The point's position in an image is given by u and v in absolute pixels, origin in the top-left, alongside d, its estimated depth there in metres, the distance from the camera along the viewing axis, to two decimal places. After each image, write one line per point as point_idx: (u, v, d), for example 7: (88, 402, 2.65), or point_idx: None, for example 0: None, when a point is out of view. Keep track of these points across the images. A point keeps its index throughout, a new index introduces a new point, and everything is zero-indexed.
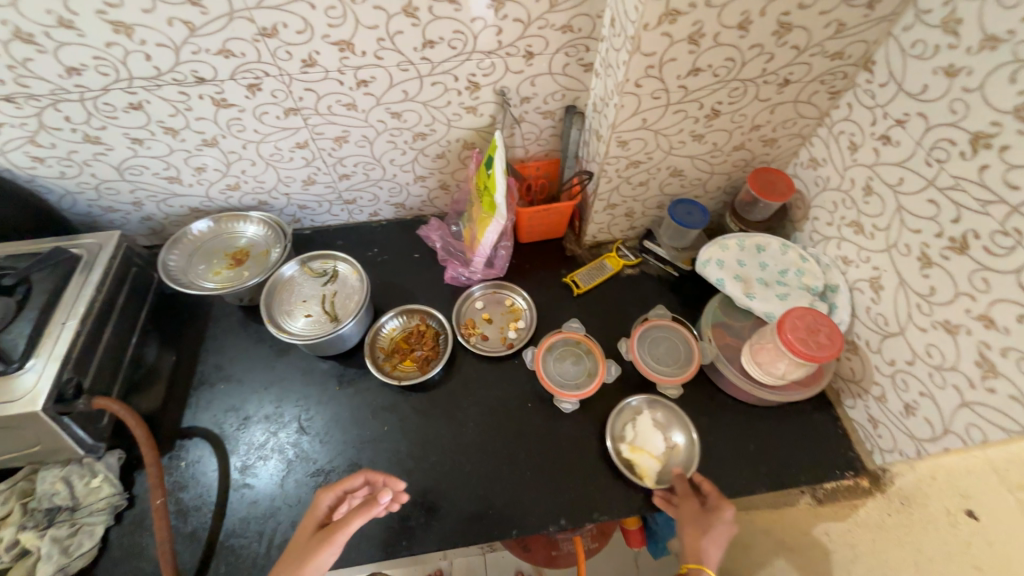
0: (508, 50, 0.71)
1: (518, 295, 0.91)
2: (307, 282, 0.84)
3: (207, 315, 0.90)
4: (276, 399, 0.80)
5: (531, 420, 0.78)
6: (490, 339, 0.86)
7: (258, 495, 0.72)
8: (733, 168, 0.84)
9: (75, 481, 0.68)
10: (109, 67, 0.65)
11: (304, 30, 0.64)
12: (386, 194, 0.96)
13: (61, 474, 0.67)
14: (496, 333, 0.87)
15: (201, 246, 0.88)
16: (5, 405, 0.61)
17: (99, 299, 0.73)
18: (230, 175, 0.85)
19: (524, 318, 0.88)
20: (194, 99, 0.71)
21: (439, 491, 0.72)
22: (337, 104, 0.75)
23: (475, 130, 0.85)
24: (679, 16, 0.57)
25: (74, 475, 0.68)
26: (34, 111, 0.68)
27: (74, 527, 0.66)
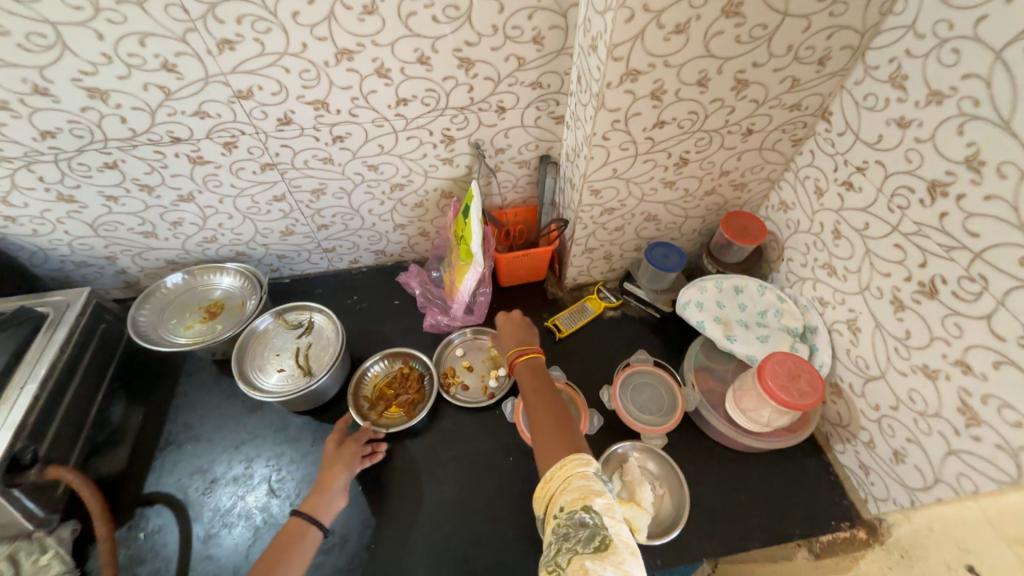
0: (480, 106, 0.73)
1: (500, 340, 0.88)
2: (282, 335, 0.82)
3: (177, 370, 0.86)
4: (246, 459, 0.77)
5: (512, 475, 0.75)
6: (471, 389, 0.83)
7: (222, 567, 0.67)
8: (706, 212, 0.85)
9: (24, 558, 0.62)
10: (84, 130, 0.65)
11: (279, 92, 0.66)
12: (366, 242, 0.96)
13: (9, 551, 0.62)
14: (477, 381, 0.84)
15: (175, 299, 0.86)
16: None
17: (62, 359, 0.70)
18: (207, 229, 0.85)
19: (505, 364, 0.85)
20: (170, 157, 0.72)
21: (415, 556, 0.68)
22: (314, 159, 0.77)
23: (452, 180, 0.86)
24: (640, 75, 0.59)
25: (21, 551, 0.63)
26: (7, 173, 0.69)
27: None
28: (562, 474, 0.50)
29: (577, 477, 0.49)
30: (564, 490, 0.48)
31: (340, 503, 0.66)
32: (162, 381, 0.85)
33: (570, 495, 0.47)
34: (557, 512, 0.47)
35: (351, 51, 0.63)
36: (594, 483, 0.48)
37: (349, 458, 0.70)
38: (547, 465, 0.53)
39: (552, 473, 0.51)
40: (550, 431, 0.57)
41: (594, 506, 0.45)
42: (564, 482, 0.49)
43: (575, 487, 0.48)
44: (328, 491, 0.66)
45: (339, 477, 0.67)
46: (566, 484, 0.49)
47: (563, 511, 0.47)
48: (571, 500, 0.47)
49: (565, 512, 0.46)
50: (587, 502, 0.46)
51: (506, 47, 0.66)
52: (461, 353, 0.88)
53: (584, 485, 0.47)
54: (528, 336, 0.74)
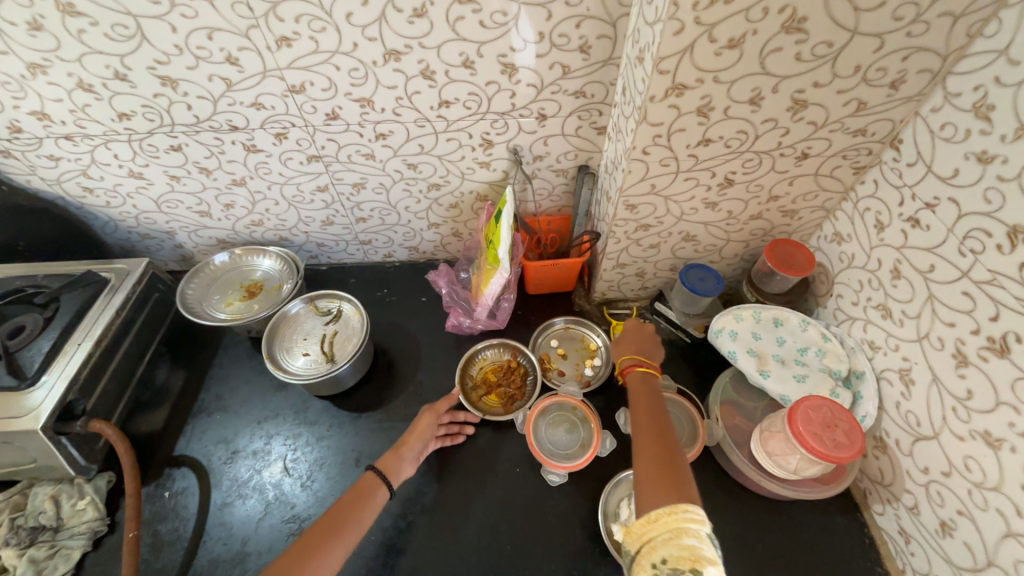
0: (521, 112, 0.73)
1: (594, 332, 0.90)
2: (311, 320, 0.85)
3: (216, 342, 0.92)
4: (266, 435, 0.80)
5: (517, 487, 0.74)
6: (566, 376, 0.85)
7: (232, 536, 0.71)
8: (750, 237, 0.80)
9: (67, 502, 0.70)
10: (155, 114, 0.71)
11: (329, 88, 0.69)
12: (400, 238, 0.98)
13: (53, 495, 0.69)
14: (572, 369, 0.86)
15: (220, 276, 0.91)
16: (12, 419, 0.65)
17: (116, 322, 0.77)
18: (255, 213, 0.90)
19: (599, 355, 0.87)
20: (228, 144, 0.77)
21: (411, 555, 0.68)
22: (357, 154, 0.79)
23: (489, 183, 0.86)
24: (686, 90, 0.56)
25: (63, 496, 0.70)
26: (88, 148, 0.76)
27: (55, 548, 0.67)
28: (668, 521, 0.43)
29: (686, 531, 0.42)
30: (667, 539, 0.42)
31: (408, 471, 0.66)
32: (201, 351, 0.91)
33: (675, 549, 0.41)
34: (655, 561, 0.42)
35: (399, 52, 0.64)
36: (707, 546, 0.41)
37: (427, 427, 0.72)
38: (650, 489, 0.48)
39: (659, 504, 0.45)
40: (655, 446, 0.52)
41: (705, 573, 0.39)
42: (670, 532, 0.43)
43: (683, 542, 0.41)
44: (400, 455, 0.66)
45: (413, 443, 0.69)
46: (671, 534, 0.43)
47: (663, 563, 0.41)
48: (675, 554, 0.41)
49: (666, 566, 0.41)
50: (697, 566, 0.40)
51: (552, 54, 0.65)
52: (554, 343, 0.89)
53: (697, 547, 0.41)
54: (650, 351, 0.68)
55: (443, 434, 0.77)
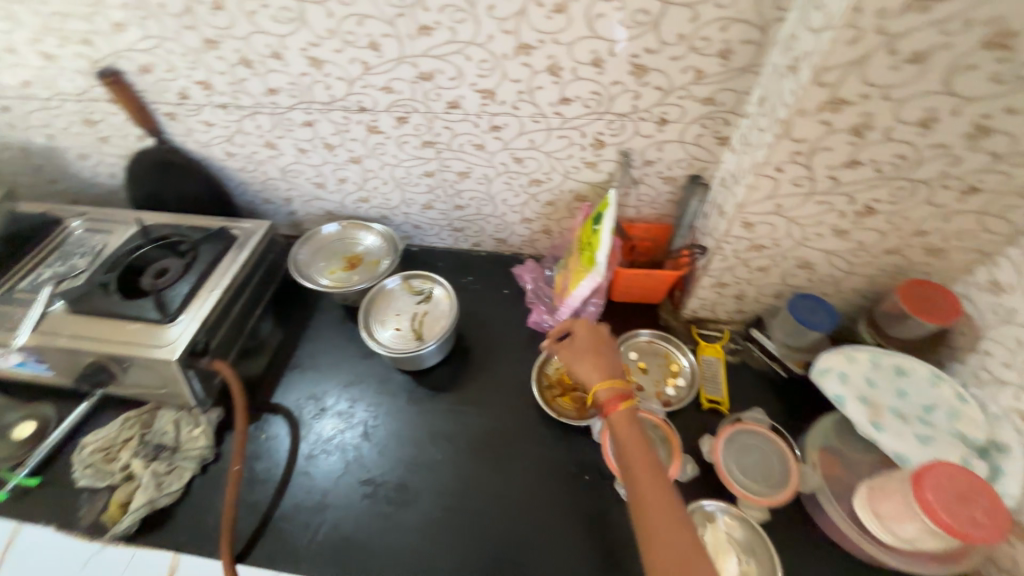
0: (641, 115, 0.71)
1: (679, 351, 0.86)
2: (404, 298, 0.89)
3: (315, 306, 0.99)
4: (351, 398, 0.86)
5: (583, 494, 0.72)
6: (644, 391, 0.82)
7: (313, 486, 0.75)
8: (879, 273, 0.72)
9: (184, 429, 0.79)
10: (298, 91, 0.78)
11: (456, 77, 0.71)
12: (492, 228, 1.00)
13: (174, 422, 0.79)
14: (651, 386, 0.83)
15: (327, 245, 0.98)
16: (155, 348, 0.74)
17: (240, 275, 0.85)
18: (364, 190, 0.95)
19: (682, 376, 0.84)
20: (354, 124, 0.82)
21: (473, 539, 0.69)
22: (468, 143, 0.81)
23: (591, 185, 0.85)
24: (845, 106, 0.51)
25: (181, 424, 0.79)
26: (237, 118, 0.85)
27: (172, 466, 0.75)
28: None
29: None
30: None
31: None
32: (301, 312, 0.99)
33: None
34: None
35: (531, 47, 0.65)
36: None
37: None
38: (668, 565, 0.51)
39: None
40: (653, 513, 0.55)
41: None
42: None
43: None
44: None
45: None
46: None
47: None
48: None
49: None
50: None
51: (688, 58, 0.63)
52: (634, 355, 0.86)
53: None
54: (612, 361, 0.71)
55: None
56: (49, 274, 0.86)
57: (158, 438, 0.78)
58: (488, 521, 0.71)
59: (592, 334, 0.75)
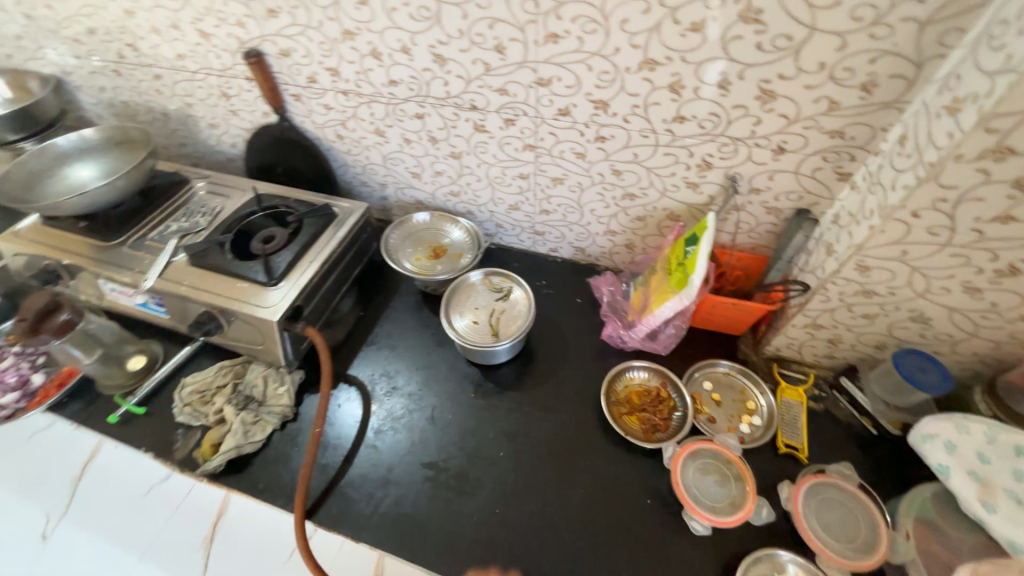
0: (759, 141, 0.69)
1: (757, 389, 0.83)
2: (483, 293, 0.91)
3: (395, 289, 1.04)
4: (421, 382, 0.89)
5: (643, 518, 0.71)
6: (716, 424, 0.79)
7: (380, 459, 0.79)
8: (1008, 339, 0.66)
9: (269, 385, 0.85)
10: (416, 85, 0.82)
11: (573, 85, 0.72)
12: (574, 236, 1.00)
13: (261, 378, 0.85)
14: (724, 419, 0.80)
15: (415, 232, 1.03)
16: (259, 307, 0.80)
17: (337, 251, 0.91)
18: (457, 184, 0.99)
19: (759, 415, 0.80)
20: (462, 120, 0.85)
21: (529, 543, 0.70)
22: (570, 151, 0.82)
23: (687, 205, 0.83)
24: (1010, 156, 0.47)
25: (267, 380, 0.85)
26: (355, 104, 0.90)
27: (256, 418, 0.81)
28: None
29: None
30: None
31: None
32: (381, 293, 1.04)
33: None
34: None
35: (657, 63, 0.65)
36: None
37: None
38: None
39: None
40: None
41: None
42: None
43: None
44: None
45: None
46: None
47: None
48: None
49: None
50: None
51: (824, 88, 0.60)
52: (708, 385, 0.84)
53: None
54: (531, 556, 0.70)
55: None
56: (175, 227, 0.95)
57: (246, 390, 0.85)
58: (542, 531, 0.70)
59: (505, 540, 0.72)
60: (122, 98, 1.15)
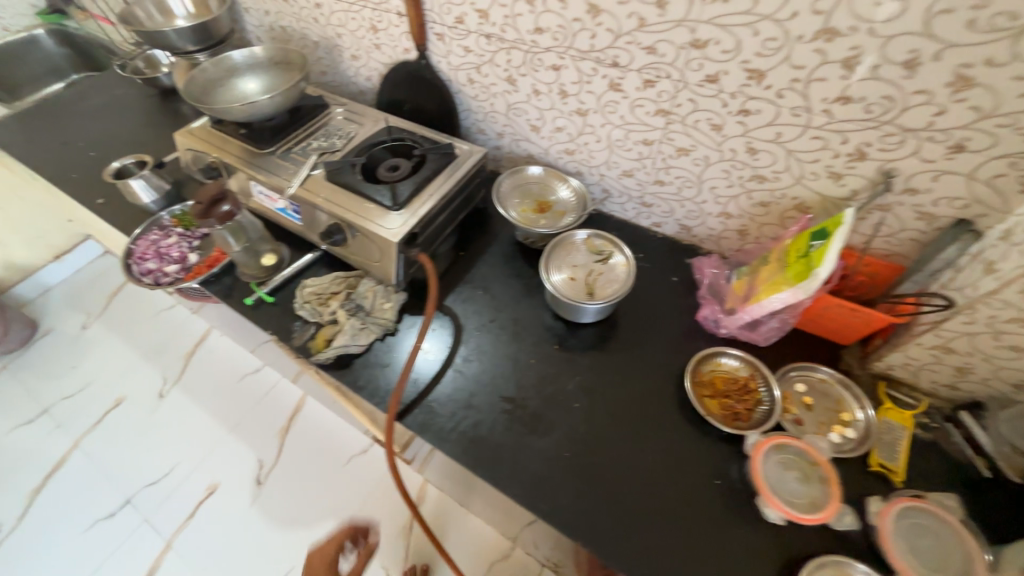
0: (933, 134, 0.63)
1: (857, 403, 0.78)
2: (583, 252, 0.91)
3: (495, 236, 1.09)
4: (509, 324, 0.94)
5: (710, 494, 0.72)
6: (803, 427, 0.76)
7: (466, 382, 0.85)
8: None
9: (377, 300, 0.94)
10: (562, 35, 0.82)
11: (730, 51, 0.69)
12: (683, 213, 0.98)
13: (370, 293, 0.95)
14: (813, 425, 0.77)
15: (524, 184, 1.05)
16: (383, 226, 0.88)
17: (454, 188, 0.96)
18: (574, 142, 0.99)
19: (853, 429, 0.76)
20: (598, 77, 0.85)
21: (595, 489, 0.73)
22: (705, 122, 0.80)
23: (823, 196, 0.78)
24: None
25: (375, 296, 0.94)
26: (495, 49, 0.93)
27: (363, 326, 0.91)
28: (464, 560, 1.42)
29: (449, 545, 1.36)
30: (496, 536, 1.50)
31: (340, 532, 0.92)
32: (482, 237, 1.09)
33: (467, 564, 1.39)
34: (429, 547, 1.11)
35: (837, 33, 0.60)
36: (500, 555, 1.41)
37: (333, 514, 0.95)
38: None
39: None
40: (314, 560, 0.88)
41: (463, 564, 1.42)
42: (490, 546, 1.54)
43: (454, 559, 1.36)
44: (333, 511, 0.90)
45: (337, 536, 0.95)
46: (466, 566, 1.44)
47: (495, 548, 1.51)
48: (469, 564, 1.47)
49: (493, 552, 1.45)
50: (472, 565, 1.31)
51: None
52: (801, 388, 0.80)
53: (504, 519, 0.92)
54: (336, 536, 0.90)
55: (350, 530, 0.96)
56: (315, 145, 1.05)
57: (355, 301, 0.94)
58: (608, 480, 0.73)
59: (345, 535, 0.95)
60: (282, 23, 1.26)
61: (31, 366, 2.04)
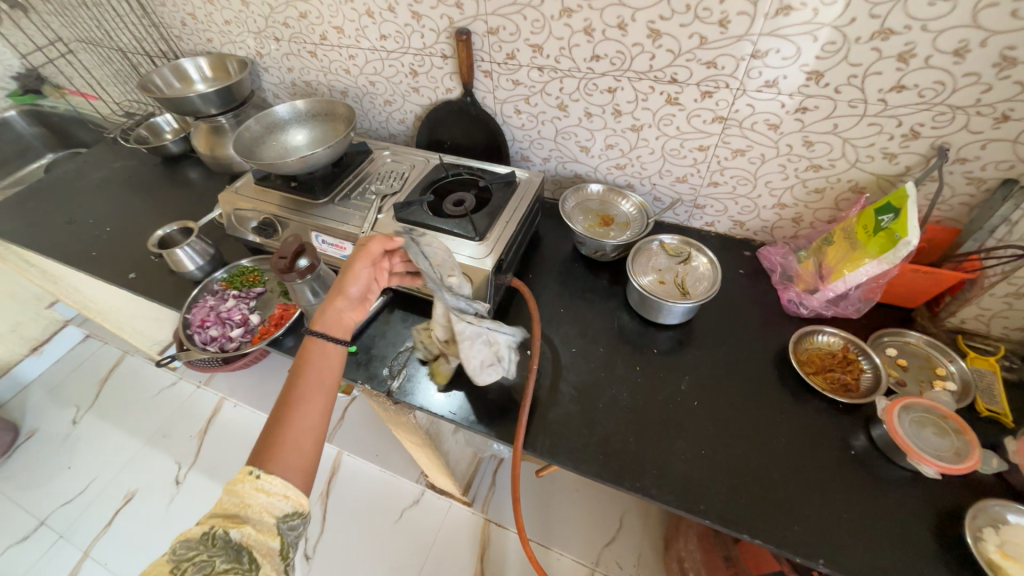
0: (981, 109, 0.72)
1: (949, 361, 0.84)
2: (664, 256, 0.98)
3: (557, 255, 1.12)
4: (600, 336, 0.95)
5: (850, 467, 0.74)
6: (909, 387, 0.82)
7: (580, 399, 0.85)
8: None
9: (405, 241, 0.79)
10: (620, 59, 0.89)
11: (790, 57, 0.77)
12: (736, 210, 1.04)
13: (406, 240, 0.79)
14: (915, 384, 0.82)
15: (582, 202, 1.09)
16: (472, 256, 0.89)
17: (525, 213, 0.99)
18: (625, 157, 1.05)
19: (952, 382, 0.82)
20: (655, 93, 0.91)
21: (742, 482, 0.74)
22: (763, 123, 0.87)
23: (877, 176, 0.86)
24: None
25: (412, 256, 0.78)
26: (547, 80, 0.98)
27: (450, 275, 0.82)
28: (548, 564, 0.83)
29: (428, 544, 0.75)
30: None
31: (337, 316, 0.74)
32: (546, 258, 1.11)
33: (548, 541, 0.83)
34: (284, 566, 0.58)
35: (892, 32, 0.70)
36: None
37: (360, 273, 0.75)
38: (257, 505, 0.58)
39: (233, 494, 0.58)
40: (298, 397, 0.65)
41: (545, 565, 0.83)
42: None
43: None
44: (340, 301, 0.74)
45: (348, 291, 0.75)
46: None
47: None
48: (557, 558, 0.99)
49: None
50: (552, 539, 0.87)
51: None
52: (892, 352, 0.86)
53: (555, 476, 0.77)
54: (314, 366, 0.68)
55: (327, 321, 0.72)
56: (372, 189, 1.06)
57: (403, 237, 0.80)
58: (751, 469, 0.75)
59: (318, 352, 0.70)
60: (305, 78, 1.27)
61: (14, 475, 1.77)
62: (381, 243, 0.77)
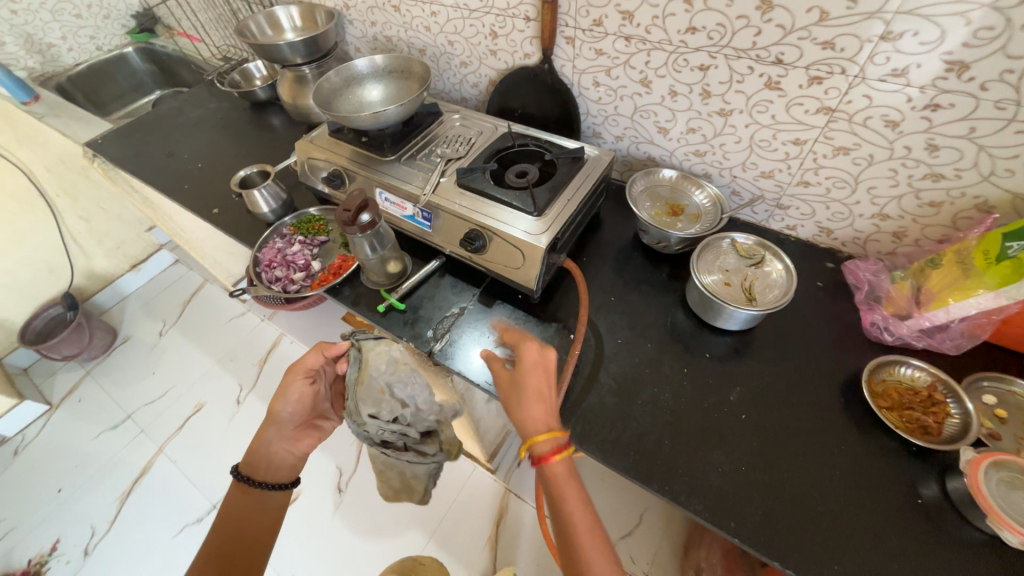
0: None
1: None
2: (733, 256, 0.90)
3: (616, 241, 1.07)
4: (649, 330, 0.91)
5: (911, 515, 0.67)
6: (1002, 443, 0.71)
7: (619, 391, 0.83)
8: None
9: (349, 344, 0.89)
10: (720, 33, 0.80)
11: (930, 42, 0.66)
12: (826, 215, 0.93)
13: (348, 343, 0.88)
14: (1013, 441, 0.72)
15: (651, 188, 1.03)
16: (527, 231, 0.87)
17: (588, 192, 0.95)
18: (706, 144, 0.96)
19: None
20: (754, 75, 0.82)
21: (780, 508, 0.69)
22: (878, 118, 0.76)
23: (1013, 194, 0.73)
24: None
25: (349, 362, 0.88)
26: (633, 51, 0.91)
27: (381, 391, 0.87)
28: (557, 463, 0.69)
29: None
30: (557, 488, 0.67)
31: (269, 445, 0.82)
32: (603, 242, 1.07)
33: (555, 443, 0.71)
34: None
35: None
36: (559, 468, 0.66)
37: (290, 390, 0.82)
38: None
39: None
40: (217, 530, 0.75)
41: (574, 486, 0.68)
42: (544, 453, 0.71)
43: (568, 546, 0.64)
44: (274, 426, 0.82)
45: (281, 412, 0.82)
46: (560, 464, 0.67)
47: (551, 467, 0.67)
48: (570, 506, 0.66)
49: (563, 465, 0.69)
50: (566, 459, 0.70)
51: None
52: (991, 400, 0.75)
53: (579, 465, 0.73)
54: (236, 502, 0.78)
55: (261, 456, 0.81)
56: (437, 152, 1.06)
57: (346, 343, 0.89)
58: (794, 496, 0.70)
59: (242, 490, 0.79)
60: (387, 34, 1.28)
61: (110, 372, 2.05)
62: (317, 354, 0.85)
